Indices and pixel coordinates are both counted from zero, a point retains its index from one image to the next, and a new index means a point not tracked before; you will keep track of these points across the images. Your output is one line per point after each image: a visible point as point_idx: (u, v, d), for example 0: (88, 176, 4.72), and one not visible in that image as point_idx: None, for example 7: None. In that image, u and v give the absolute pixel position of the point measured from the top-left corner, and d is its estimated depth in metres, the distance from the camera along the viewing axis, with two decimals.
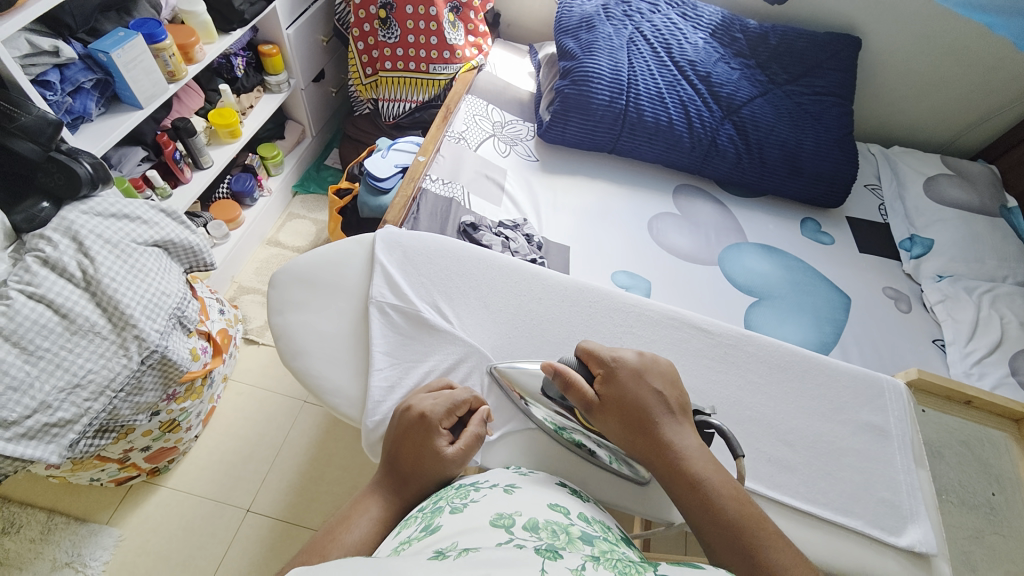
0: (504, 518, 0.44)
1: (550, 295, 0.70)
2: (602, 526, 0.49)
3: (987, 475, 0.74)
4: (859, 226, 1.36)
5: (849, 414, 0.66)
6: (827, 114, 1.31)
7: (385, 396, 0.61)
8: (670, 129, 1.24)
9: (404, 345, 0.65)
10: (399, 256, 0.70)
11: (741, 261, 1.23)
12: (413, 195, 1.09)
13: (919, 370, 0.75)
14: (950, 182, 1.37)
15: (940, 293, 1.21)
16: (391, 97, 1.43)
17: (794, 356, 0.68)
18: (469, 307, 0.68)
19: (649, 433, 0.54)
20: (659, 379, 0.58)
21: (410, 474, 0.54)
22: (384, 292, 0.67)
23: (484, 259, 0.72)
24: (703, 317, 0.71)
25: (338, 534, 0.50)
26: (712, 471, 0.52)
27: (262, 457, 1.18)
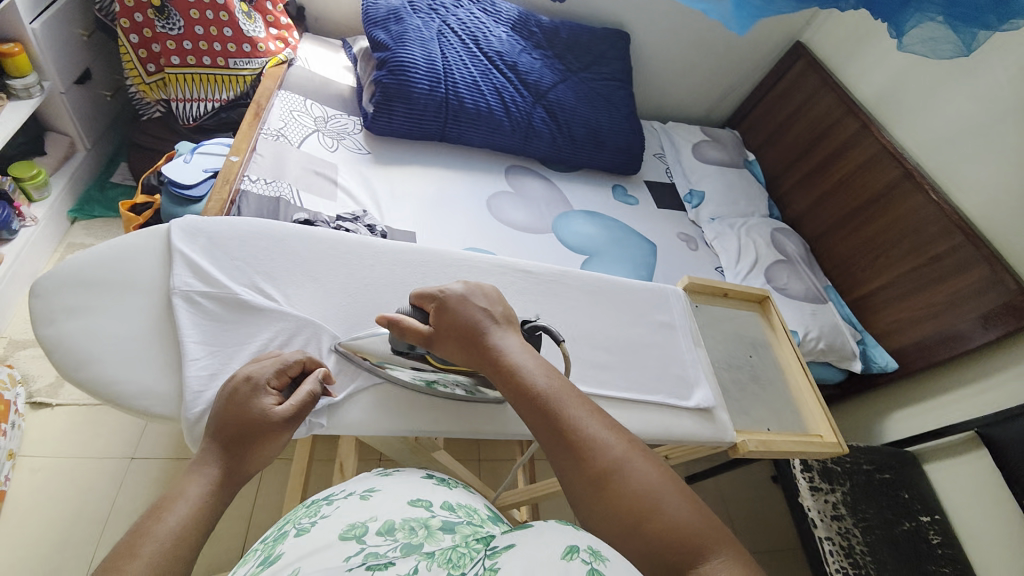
0: (355, 529, 0.47)
1: (382, 260, 0.72)
2: (467, 510, 0.54)
3: (743, 342, 0.91)
4: (654, 187, 1.66)
5: (649, 316, 0.82)
6: (615, 97, 1.56)
7: (206, 385, 0.56)
8: (490, 114, 1.35)
9: (223, 330, 0.60)
10: (205, 243, 0.63)
11: (571, 227, 1.40)
12: (231, 198, 1.00)
13: (690, 278, 0.90)
14: (709, 147, 1.75)
15: (715, 230, 1.55)
16: (185, 96, 1.26)
17: (604, 282, 0.82)
18: (298, 284, 0.66)
19: (479, 344, 0.58)
20: (482, 299, 0.62)
21: (237, 445, 0.51)
22: (190, 280, 0.60)
23: (307, 236, 0.70)
24: (524, 260, 0.79)
25: (164, 515, 0.45)
26: (536, 367, 0.57)
27: (82, 538, 0.96)
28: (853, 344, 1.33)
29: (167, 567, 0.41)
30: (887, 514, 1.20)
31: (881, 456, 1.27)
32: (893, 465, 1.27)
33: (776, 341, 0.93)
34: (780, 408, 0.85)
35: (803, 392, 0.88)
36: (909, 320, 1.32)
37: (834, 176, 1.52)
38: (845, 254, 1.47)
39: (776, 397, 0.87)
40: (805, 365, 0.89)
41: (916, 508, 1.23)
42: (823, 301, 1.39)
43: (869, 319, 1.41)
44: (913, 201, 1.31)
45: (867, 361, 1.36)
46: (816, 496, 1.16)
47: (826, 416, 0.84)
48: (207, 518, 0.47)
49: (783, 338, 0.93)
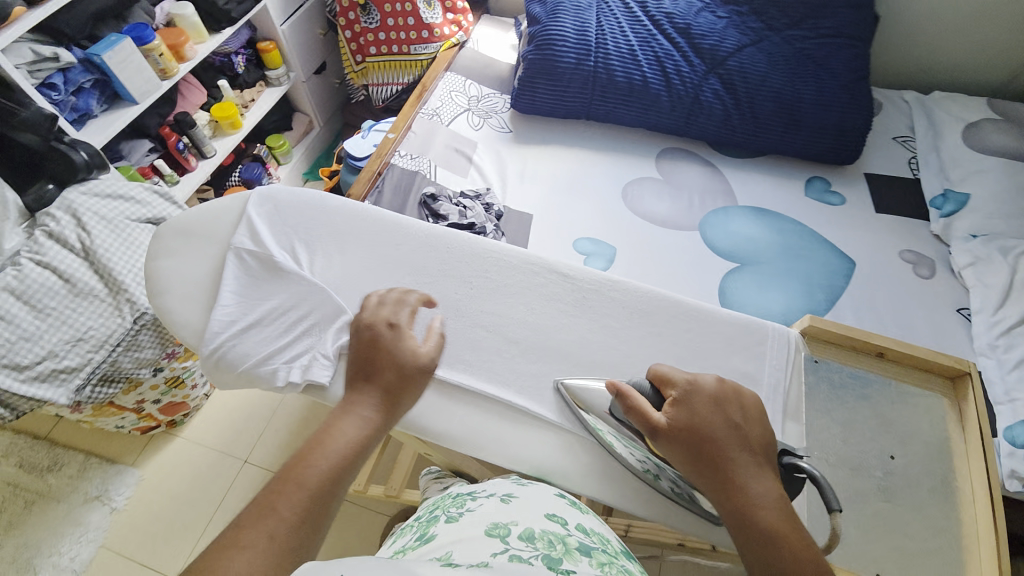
0: (499, 528, 0.45)
1: (411, 241, 0.68)
2: (602, 536, 0.49)
3: (885, 437, 0.67)
4: (879, 184, 1.20)
5: (717, 362, 0.61)
6: (834, 59, 1.18)
7: (224, 329, 0.60)
8: (645, 87, 1.19)
9: (254, 286, 0.63)
10: (270, 209, 0.69)
11: (725, 227, 1.14)
12: (379, 170, 1.14)
13: (814, 318, 0.68)
14: (995, 129, 1.16)
15: (970, 254, 1.04)
16: (380, 81, 1.49)
17: (663, 302, 0.65)
18: (326, 255, 0.66)
19: (723, 469, 0.49)
20: (733, 408, 0.52)
21: (381, 391, 0.55)
22: (245, 240, 0.66)
23: (349, 209, 0.70)
24: (566, 261, 0.68)
25: (311, 459, 0.49)
26: (785, 526, 0.46)
27: (258, 417, 1.30)
28: None
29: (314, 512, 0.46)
30: None
31: None
32: None
33: (962, 450, 0.65)
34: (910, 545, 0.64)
35: (981, 539, 0.61)
36: None
37: None
38: None
39: (916, 525, 0.65)
40: (1000, 504, 0.60)
41: None
42: None
43: None
44: None
45: None
46: None
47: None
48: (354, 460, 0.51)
49: (974, 448, 0.63)
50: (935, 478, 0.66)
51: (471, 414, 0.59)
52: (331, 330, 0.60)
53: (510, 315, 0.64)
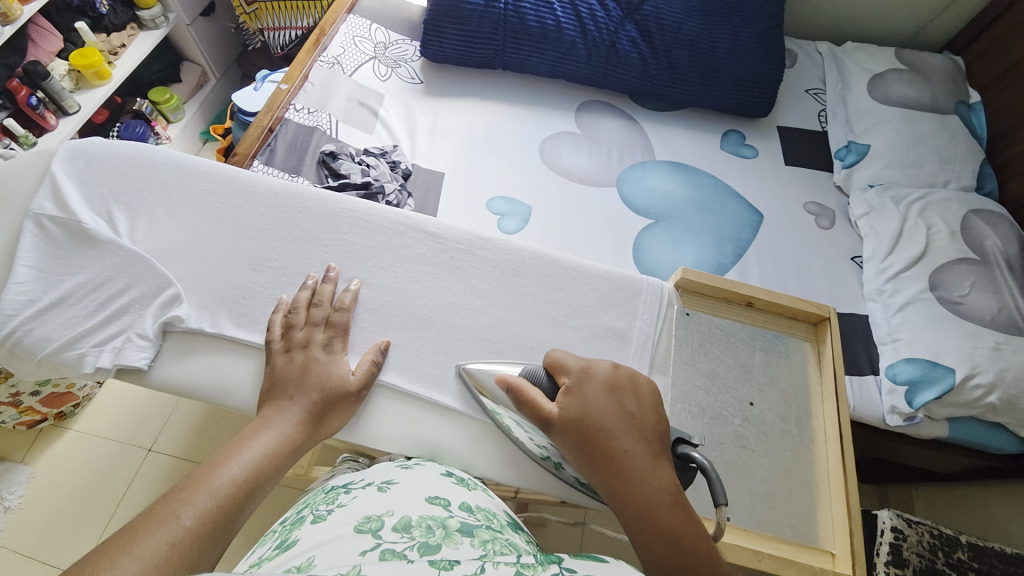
0: (371, 522, 0.38)
1: (254, 202, 0.62)
2: (488, 512, 0.45)
3: (750, 383, 0.65)
4: (789, 137, 1.22)
5: (588, 320, 0.63)
6: (747, 6, 1.16)
7: (20, 310, 0.53)
8: (558, 34, 1.12)
9: (58, 258, 0.55)
10: (81, 166, 0.59)
11: (642, 182, 1.12)
12: (270, 126, 1.03)
13: (684, 271, 0.67)
14: (899, 79, 1.18)
15: (865, 204, 1.08)
16: (276, 25, 1.33)
17: (543, 259, 0.64)
18: (151, 218, 0.59)
19: (613, 461, 0.48)
20: (629, 397, 0.52)
21: (314, 409, 0.52)
22: (46, 204, 0.56)
23: (179, 164, 0.62)
24: (434, 220, 0.64)
25: (219, 465, 0.47)
26: (678, 519, 0.46)
27: (166, 402, 1.22)
28: None
29: (210, 528, 0.43)
30: None
31: None
32: None
33: (818, 395, 0.66)
34: (775, 490, 0.61)
35: (829, 480, 0.61)
36: None
37: None
38: None
39: (778, 472, 0.62)
40: (847, 443, 0.61)
41: None
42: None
43: None
44: None
45: None
46: None
47: (850, 526, 0.57)
48: (266, 472, 0.48)
49: (829, 392, 0.64)
50: (792, 422, 0.64)
51: None
52: (152, 307, 0.55)
53: (389, 279, 0.61)
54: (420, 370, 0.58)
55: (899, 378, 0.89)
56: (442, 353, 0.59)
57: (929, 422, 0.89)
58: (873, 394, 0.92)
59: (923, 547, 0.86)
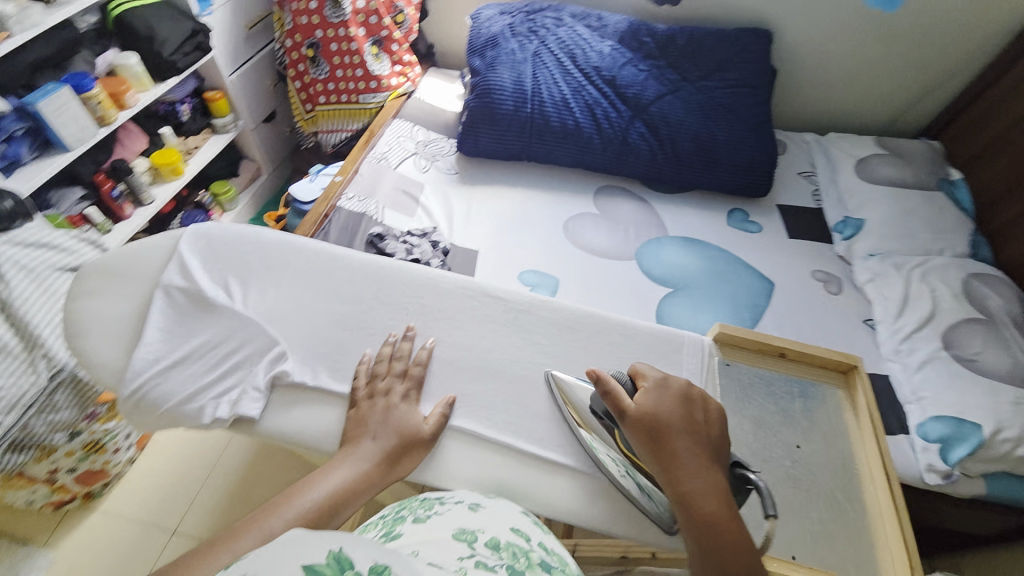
0: (467, 533, 0.43)
1: (349, 272, 0.71)
2: (562, 557, 0.45)
3: (792, 427, 0.69)
4: (789, 213, 1.34)
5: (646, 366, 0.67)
6: (741, 105, 1.33)
7: (147, 367, 0.60)
8: (578, 131, 1.30)
9: (181, 322, 0.64)
10: (204, 246, 0.69)
11: (659, 255, 1.22)
12: (324, 213, 1.16)
13: (722, 325, 0.72)
14: (882, 162, 1.32)
15: (869, 271, 1.16)
16: (330, 128, 1.54)
17: (593, 318, 0.71)
18: (261, 287, 0.68)
19: (676, 456, 0.53)
20: (699, 408, 0.57)
21: (391, 449, 0.57)
22: (173, 276, 0.66)
23: (285, 244, 0.72)
24: (498, 285, 0.73)
25: (306, 487, 0.53)
26: (726, 520, 0.50)
27: (195, 478, 1.22)
28: None
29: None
30: None
31: None
32: None
33: (857, 436, 0.68)
34: (827, 532, 0.62)
35: (883, 519, 0.62)
36: None
37: None
38: None
39: (830, 515, 0.64)
40: (894, 482, 0.62)
41: None
42: None
43: None
44: None
45: None
46: None
47: (911, 566, 0.57)
48: (343, 501, 0.53)
49: (868, 432, 0.66)
50: (839, 464, 0.67)
51: None
52: (263, 362, 0.62)
53: (451, 340, 0.68)
54: (480, 422, 0.62)
55: (929, 436, 0.90)
56: (499, 410, 0.63)
57: (967, 480, 0.89)
58: (909, 453, 0.92)
59: None
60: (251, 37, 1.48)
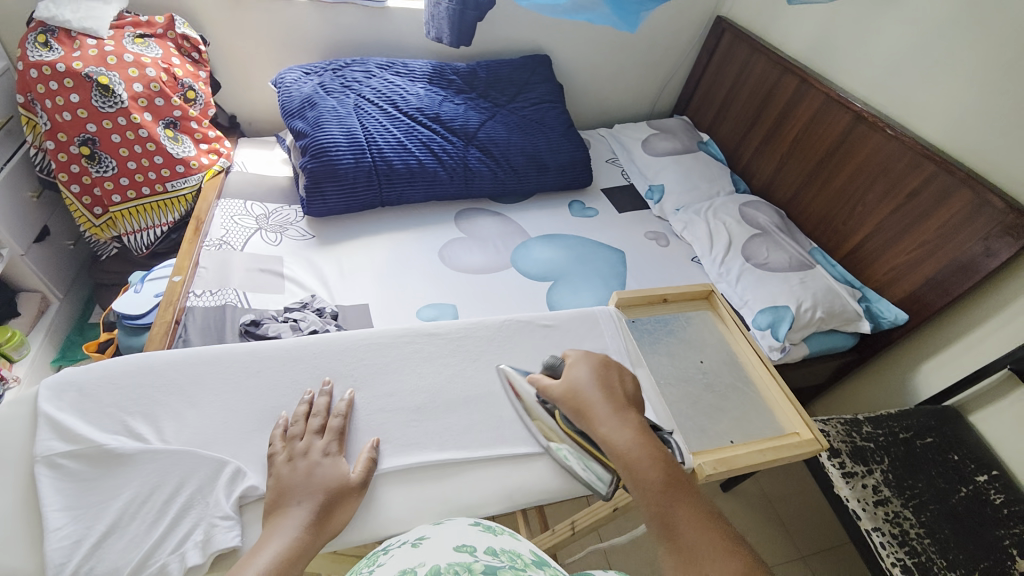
0: (406, 575, 0.37)
1: (273, 363, 0.67)
2: (513, 552, 0.41)
3: (690, 348, 0.82)
4: (612, 193, 1.61)
5: (579, 347, 0.77)
6: (547, 118, 1.56)
7: (70, 555, 0.50)
8: (423, 168, 1.36)
9: (86, 490, 0.54)
10: (76, 397, 0.59)
11: (530, 255, 1.36)
12: (175, 319, 1.01)
13: (618, 293, 0.84)
14: (658, 138, 1.68)
15: (682, 221, 1.48)
16: (135, 228, 1.31)
17: (518, 324, 0.77)
18: (176, 413, 0.61)
19: (592, 412, 0.58)
20: (612, 372, 0.63)
21: (321, 507, 0.54)
22: (53, 443, 0.56)
23: (183, 359, 0.65)
24: (431, 322, 0.76)
25: (237, 575, 0.47)
26: (648, 452, 0.54)
27: None
28: (854, 304, 1.24)
29: None
30: (942, 486, 1.07)
31: (917, 420, 1.16)
32: (933, 427, 1.15)
33: (732, 338, 0.84)
34: (748, 415, 0.75)
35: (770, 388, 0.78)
36: (906, 266, 1.21)
37: (791, 133, 1.46)
38: (821, 212, 1.39)
39: (742, 400, 0.77)
40: (766, 358, 0.80)
41: (974, 472, 1.09)
42: (810, 266, 1.30)
43: (866, 273, 1.30)
44: (875, 139, 1.24)
45: (873, 319, 1.25)
46: (853, 484, 1.05)
47: (801, 412, 0.74)
48: None
49: (737, 332, 0.84)
50: (732, 363, 0.82)
51: (408, 489, 0.60)
52: (220, 488, 0.56)
53: (402, 389, 0.68)
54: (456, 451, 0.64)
55: (763, 325, 1.21)
56: (473, 433, 0.66)
57: (796, 347, 1.22)
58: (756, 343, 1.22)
59: (843, 434, 1.13)
60: None
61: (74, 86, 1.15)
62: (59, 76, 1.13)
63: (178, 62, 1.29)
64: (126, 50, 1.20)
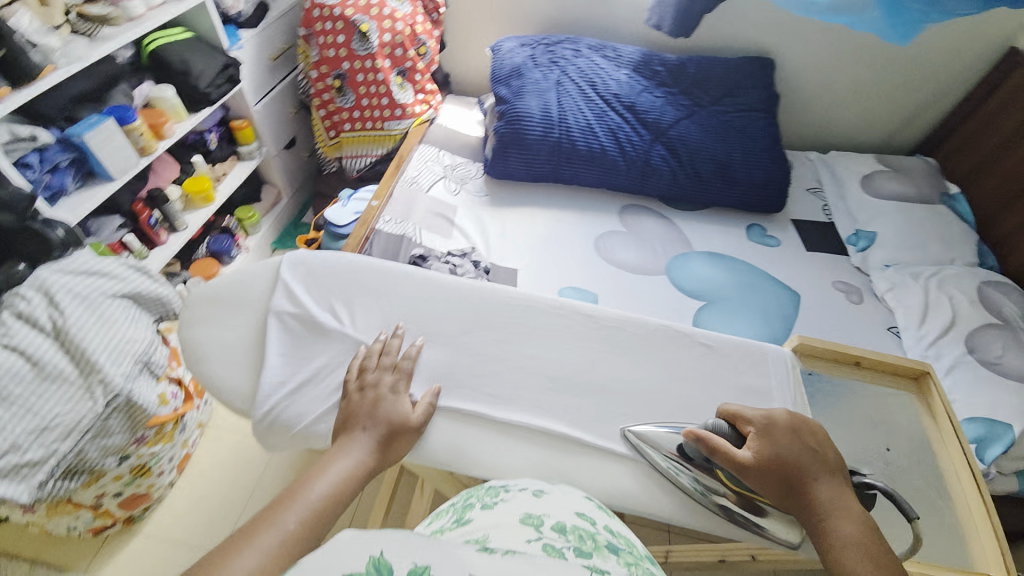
0: (533, 518, 0.44)
1: (441, 295, 0.74)
2: (629, 540, 0.45)
3: (877, 430, 0.71)
4: (804, 227, 1.40)
5: (732, 379, 0.70)
6: (752, 128, 1.41)
7: (276, 390, 0.65)
8: (603, 154, 1.35)
9: (301, 345, 0.68)
10: (304, 273, 0.74)
11: (688, 269, 1.27)
12: (366, 236, 1.19)
13: (801, 337, 0.74)
14: (886, 178, 1.41)
15: (887, 281, 1.23)
16: (353, 154, 1.56)
17: (668, 333, 0.73)
18: (364, 309, 0.72)
19: (801, 485, 0.56)
20: (815, 438, 0.60)
21: (383, 438, 0.59)
22: (284, 302, 0.71)
23: (379, 268, 0.75)
24: (585, 303, 0.75)
25: (308, 484, 0.53)
26: (870, 547, 0.51)
27: (237, 500, 1.25)
28: None
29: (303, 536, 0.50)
30: None
31: None
32: None
33: (939, 441, 0.68)
34: (916, 527, 0.63)
35: (973, 515, 0.62)
36: None
37: None
38: None
39: (927, 514, 0.64)
40: (979, 478, 0.63)
41: None
42: None
43: None
44: None
45: None
46: None
47: (1008, 561, 0.58)
48: (345, 494, 0.54)
49: (949, 433, 0.67)
50: (927, 470, 0.67)
51: (524, 450, 0.64)
52: None
53: (541, 357, 0.70)
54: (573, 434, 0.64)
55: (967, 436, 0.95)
56: (596, 423, 0.66)
57: (1006, 478, 0.95)
58: None
59: None
60: (274, 67, 1.52)
61: (342, 29, 1.38)
62: (334, 20, 1.38)
63: (420, 20, 1.47)
64: (386, 5, 1.41)
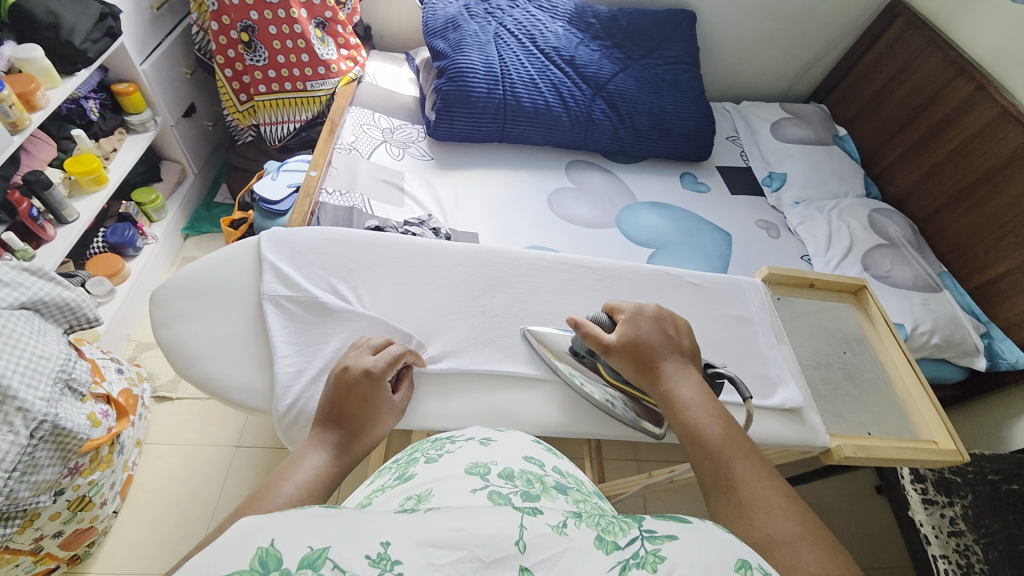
0: (478, 466, 0.44)
1: (444, 263, 0.76)
2: (578, 479, 0.48)
3: (834, 337, 0.83)
4: (727, 173, 1.53)
5: (723, 310, 0.79)
6: (681, 80, 1.48)
7: (294, 379, 0.63)
8: (548, 110, 1.34)
9: (304, 330, 0.66)
10: (289, 252, 0.71)
11: (636, 219, 1.34)
12: (311, 210, 1.08)
13: (768, 268, 0.85)
14: (791, 124, 1.57)
15: (799, 216, 1.40)
16: (272, 120, 1.40)
17: (654, 275, 0.80)
18: (366, 284, 0.71)
19: (654, 363, 0.62)
20: (668, 324, 0.66)
21: (356, 429, 0.56)
22: (276, 286, 0.68)
23: (374, 241, 0.75)
24: (586, 257, 0.81)
25: (275, 485, 0.49)
26: (707, 405, 0.59)
27: (201, 514, 1.15)
28: (976, 338, 1.16)
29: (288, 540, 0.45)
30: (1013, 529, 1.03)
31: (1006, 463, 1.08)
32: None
33: (875, 336, 0.84)
34: (882, 411, 0.77)
35: (911, 391, 0.79)
36: None
37: (950, 144, 1.32)
38: (962, 236, 1.28)
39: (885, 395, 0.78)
40: (914, 364, 0.80)
41: None
42: (935, 288, 1.22)
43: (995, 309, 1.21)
44: None
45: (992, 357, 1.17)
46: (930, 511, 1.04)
47: (943, 419, 0.75)
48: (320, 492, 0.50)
49: (886, 332, 0.84)
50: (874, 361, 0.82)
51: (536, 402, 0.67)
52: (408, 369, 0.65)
53: (551, 312, 0.75)
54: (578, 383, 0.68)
55: None
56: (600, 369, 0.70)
57: None
58: None
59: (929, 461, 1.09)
60: (157, 18, 1.27)
61: None
62: None
63: None
64: None
